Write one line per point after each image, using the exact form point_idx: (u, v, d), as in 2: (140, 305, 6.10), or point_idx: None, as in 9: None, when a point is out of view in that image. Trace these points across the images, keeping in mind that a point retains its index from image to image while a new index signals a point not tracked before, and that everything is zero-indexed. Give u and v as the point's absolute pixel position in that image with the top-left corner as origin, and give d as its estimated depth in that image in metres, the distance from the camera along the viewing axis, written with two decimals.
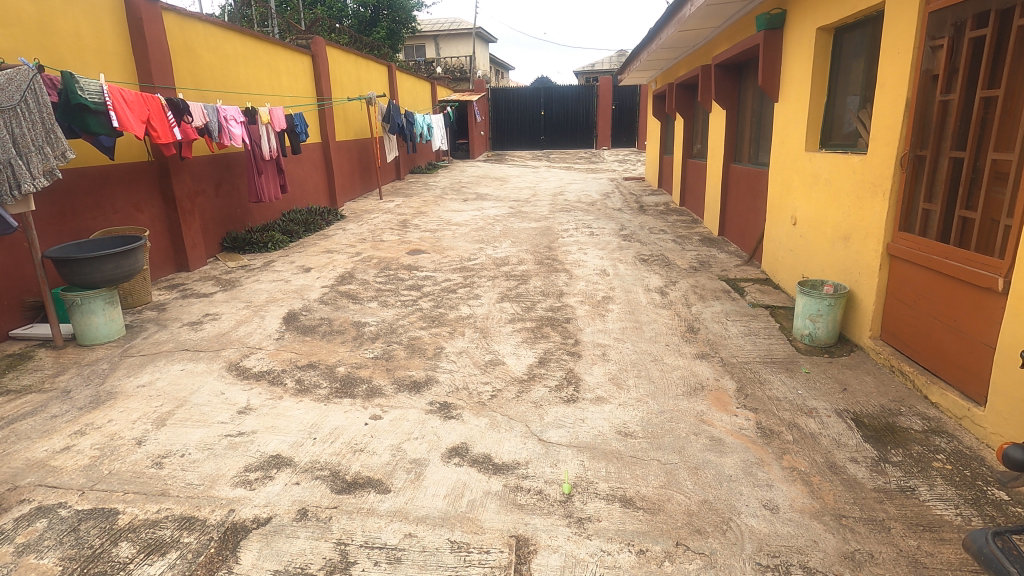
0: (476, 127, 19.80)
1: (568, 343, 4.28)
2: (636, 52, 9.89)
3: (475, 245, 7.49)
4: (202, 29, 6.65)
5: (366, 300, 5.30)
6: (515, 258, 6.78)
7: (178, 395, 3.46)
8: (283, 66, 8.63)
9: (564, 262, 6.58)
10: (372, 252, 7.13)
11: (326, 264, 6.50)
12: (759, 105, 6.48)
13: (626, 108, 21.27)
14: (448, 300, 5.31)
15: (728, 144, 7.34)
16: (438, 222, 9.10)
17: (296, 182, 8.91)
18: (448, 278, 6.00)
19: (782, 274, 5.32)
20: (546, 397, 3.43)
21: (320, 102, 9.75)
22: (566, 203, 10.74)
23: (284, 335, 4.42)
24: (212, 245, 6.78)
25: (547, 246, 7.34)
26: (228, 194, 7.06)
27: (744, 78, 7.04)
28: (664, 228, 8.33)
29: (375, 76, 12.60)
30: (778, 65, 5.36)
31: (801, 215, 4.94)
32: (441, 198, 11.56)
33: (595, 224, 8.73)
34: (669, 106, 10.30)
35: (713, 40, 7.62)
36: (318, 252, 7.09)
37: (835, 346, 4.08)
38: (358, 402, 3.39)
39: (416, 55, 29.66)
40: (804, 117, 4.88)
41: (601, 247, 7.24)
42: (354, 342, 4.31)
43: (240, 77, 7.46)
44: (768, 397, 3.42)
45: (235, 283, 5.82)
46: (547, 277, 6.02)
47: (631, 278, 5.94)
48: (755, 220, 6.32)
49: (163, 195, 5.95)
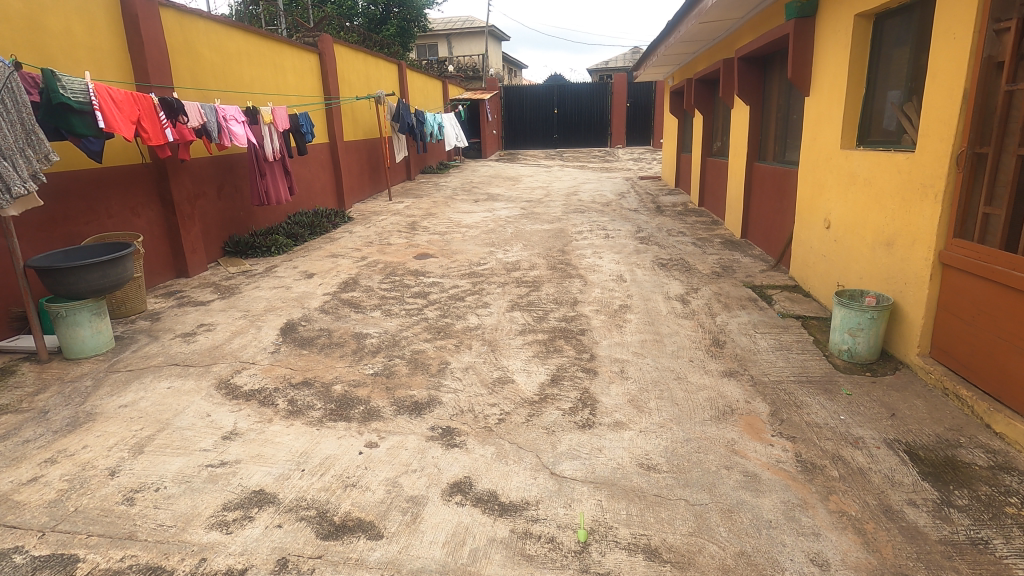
0: (488, 126, 19.51)
1: (582, 359, 3.96)
2: (653, 47, 9.52)
3: (486, 249, 7.19)
4: (204, 27, 6.44)
5: (370, 308, 5.03)
6: (527, 263, 6.47)
7: (160, 417, 3.20)
8: (289, 65, 8.40)
9: (578, 267, 6.26)
10: (378, 256, 6.87)
11: (330, 270, 6.25)
12: (786, 100, 6.10)
13: (641, 105, 20.86)
14: (455, 309, 5.02)
15: (752, 141, 6.96)
16: (447, 224, 8.82)
17: (303, 183, 8.69)
18: (456, 285, 5.71)
19: (814, 282, 4.95)
20: (559, 422, 3.12)
21: (328, 101, 9.53)
22: (580, 204, 10.40)
23: (280, 349, 4.16)
24: (213, 250, 6.55)
25: (560, 250, 7.01)
26: (231, 197, 6.84)
27: (769, 72, 6.66)
28: (682, 230, 7.96)
29: (384, 75, 12.36)
30: (809, 55, 4.98)
31: (836, 218, 4.57)
32: (452, 199, 11.28)
33: (610, 226, 8.38)
34: (688, 102, 9.92)
35: (736, 32, 7.23)
36: (323, 256, 6.85)
37: (877, 364, 3.71)
38: (353, 426, 3.10)
39: (428, 54, 29.46)
40: (839, 112, 4.51)
41: (616, 250, 6.90)
42: (354, 356, 4.03)
43: (244, 76, 7.25)
44: (807, 423, 3.07)
45: (234, 290, 5.58)
46: (560, 283, 5.70)
47: (650, 284, 5.59)
48: (782, 222, 5.94)
49: (161, 198, 5.72)
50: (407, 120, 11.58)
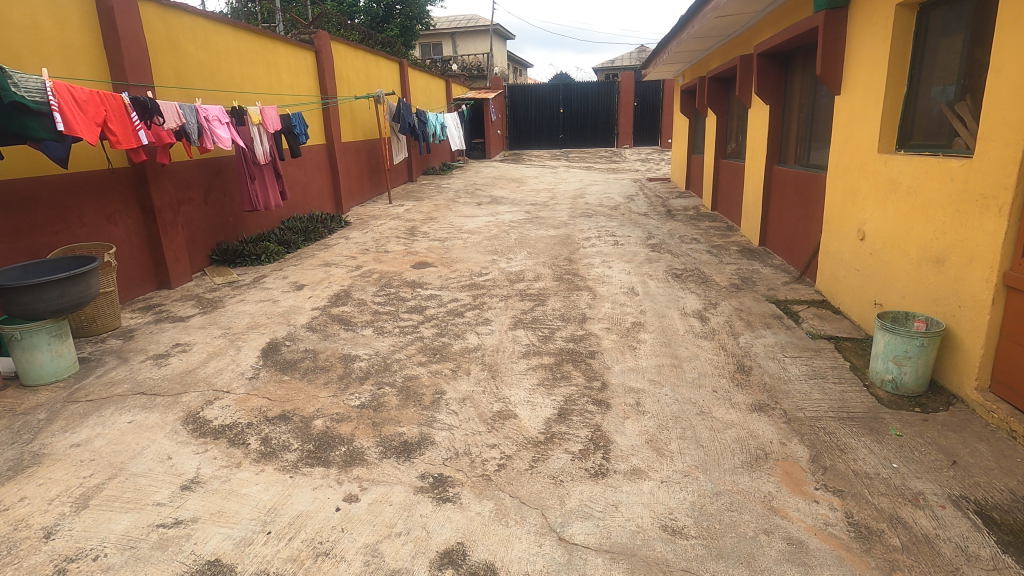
0: (492, 126, 19.12)
1: (593, 388, 3.55)
2: (664, 44, 9.09)
3: (488, 257, 6.79)
4: (190, 22, 6.09)
5: (360, 326, 4.64)
6: (531, 273, 6.07)
7: (114, 461, 2.81)
8: (282, 63, 8.02)
9: (586, 278, 5.85)
10: (374, 265, 6.48)
11: (322, 281, 5.86)
12: (812, 98, 5.67)
13: (648, 105, 20.42)
14: (453, 327, 4.62)
15: (772, 143, 6.53)
16: (448, 229, 8.43)
17: (297, 186, 8.31)
18: (455, 298, 5.32)
19: (846, 298, 4.53)
20: (567, 469, 2.71)
21: (325, 100, 9.16)
22: (587, 208, 9.98)
23: (260, 374, 3.77)
24: (199, 259, 6.19)
25: (566, 258, 6.60)
26: (219, 202, 6.46)
27: (791, 69, 6.23)
28: (696, 237, 7.54)
29: (385, 74, 12.00)
30: (841, 50, 4.55)
31: (872, 229, 4.15)
32: (454, 202, 10.88)
33: (619, 232, 7.97)
34: (700, 101, 9.49)
35: (754, 26, 6.80)
36: (315, 265, 6.47)
37: (926, 397, 3.29)
38: (332, 474, 2.70)
39: (432, 53, 29.10)
40: (876, 112, 4.08)
41: (627, 259, 6.49)
42: (339, 384, 3.64)
43: (233, 74, 6.88)
44: (855, 474, 2.65)
45: (217, 304, 5.20)
46: (567, 297, 5.30)
47: (664, 298, 5.18)
48: (807, 231, 5.53)
49: (141, 204, 5.36)
50: (407, 120, 11.20)
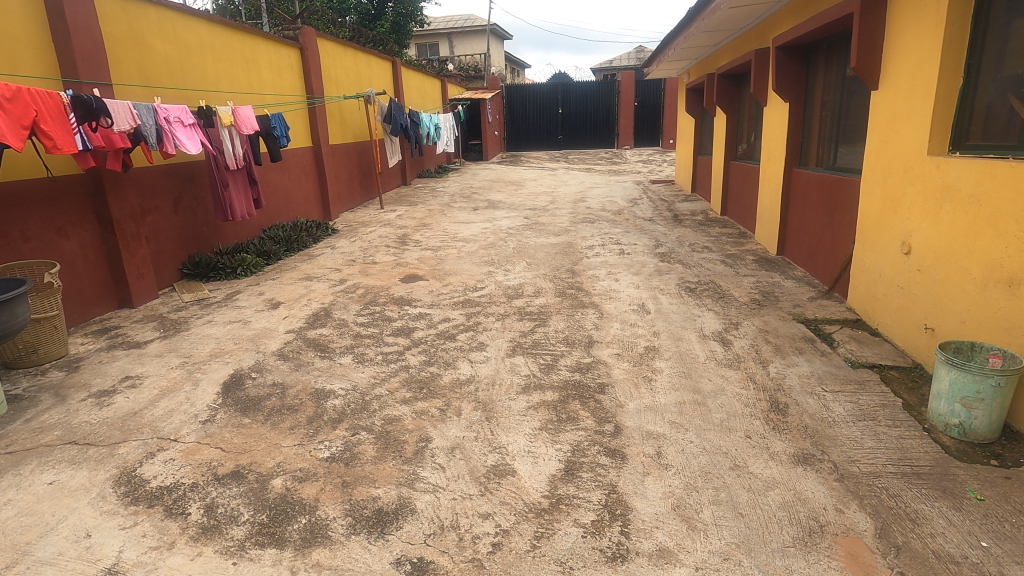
0: (490, 127, 18.57)
1: (604, 433, 3.03)
2: (670, 39, 8.58)
3: (484, 268, 6.27)
4: (155, 14, 5.56)
5: (339, 353, 4.10)
6: (531, 287, 5.55)
7: (18, 541, 2.28)
8: (263, 60, 7.50)
9: (591, 293, 5.33)
10: (359, 279, 5.96)
11: (300, 297, 5.33)
12: (841, 95, 5.15)
13: (649, 105, 19.95)
14: (443, 354, 4.08)
15: (791, 144, 6.02)
16: (441, 236, 7.90)
17: (280, 192, 7.80)
18: (447, 318, 4.79)
19: (887, 319, 4.03)
20: (577, 551, 2.19)
21: (311, 99, 8.63)
22: (589, 212, 9.47)
23: (216, 416, 3.24)
24: (167, 273, 5.65)
25: (569, 270, 6.08)
26: (190, 211, 5.92)
27: (813, 64, 5.73)
28: (707, 245, 7.03)
29: (377, 73, 11.48)
30: (879, 41, 4.04)
31: (920, 242, 3.65)
32: (449, 206, 10.36)
33: (624, 239, 7.45)
34: (708, 99, 8.99)
35: (770, 17, 6.30)
36: (296, 278, 5.95)
37: (1000, 445, 2.78)
38: (285, 560, 2.17)
39: (429, 54, 28.61)
40: (925, 108, 3.57)
41: (634, 271, 5.97)
42: (308, 429, 3.11)
43: (207, 72, 6.37)
44: (938, 557, 2.13)
45: (181, 326, 4.67)
46: (571, 316, 4.78)
47: (679, 317, 4.65)
48: (835, 241, 5.02)
49: (97, 215, 4.83)
50: (399, 121, 10.67)
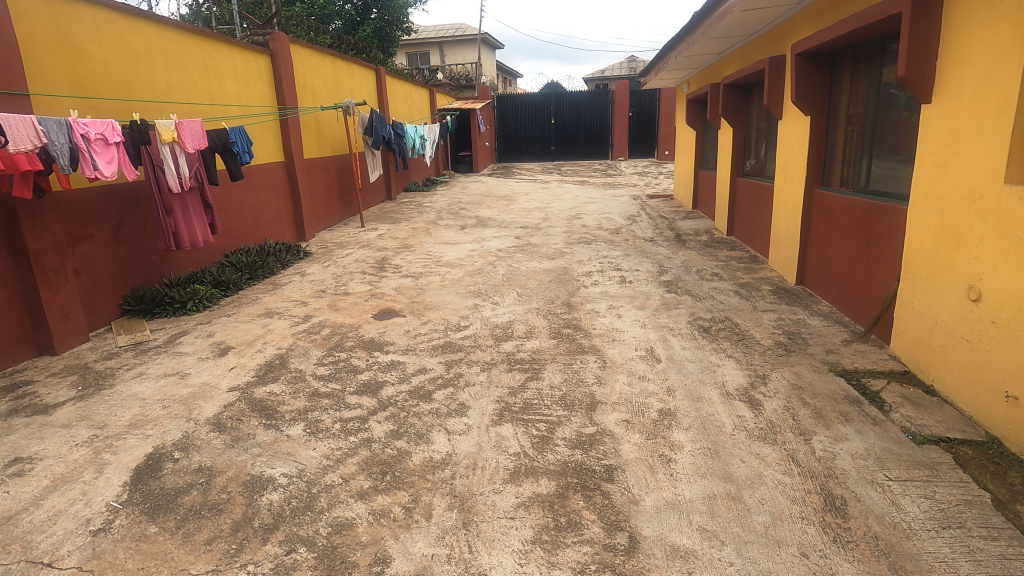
0: (480, 137, 17.92)
1: (615, 549, 2.32)
2: (672, 46, 7.98)
3: (469, 300, 5.58)
4: (92, 14, 4.87)
5: (287, 420, 3.37)
6: (523, 326, 4.85)
7: None
8: (226, 67, 6.81)
9: (591, 334, 4.66)
10: (327, 315, 5.24)
11: (255, 341, 4.60)
12: (876, 107, 4.54)
13: (644, 115, 19.48)
14: (415, 421, 3.37)
15: (813, 162, 5.39)
16: (424, 261, 7.20)
17: (246, 212, 7.08)
18: (423, 369, 4.08)
19: (948, 377, 3.36)
20: None
21: (283, 110, 7.96)
22: (585, 231, 8.81)
23: (114, 523, 2.51)
24: (104, 309, 4.91)
25: (565, 303, 5.41)
26: (133, 237, 5.19)
27: (838, 74, 5.12)
28: (717, 272, 6.37)
29: (359, 82, 10.83)
30: (933, 46, 3.42)
31: (993, 288, 2.99)
32: (435, 224, 9.67)
33: (625, 264, 6.78)
34: (712, 111, 8.40)
35: (786, 21, 5.71)
36: (254, 315, 5.21)
37: None
38: None
39: (420, 63, 28.08)
40: (1001, 128, 2.93)
41: (638, 305, 5.30)
42: (229, 544, 2.37)
43: (157, 80, 5.67)
44: None
45: (105, 380, 3.92)
46: (568, 364, 4.10)
47: (695, 368, 3.97)
48: (873, 276, 4.37)
49: (12, 248, 4.09)
50: (381, 133, 10.01)
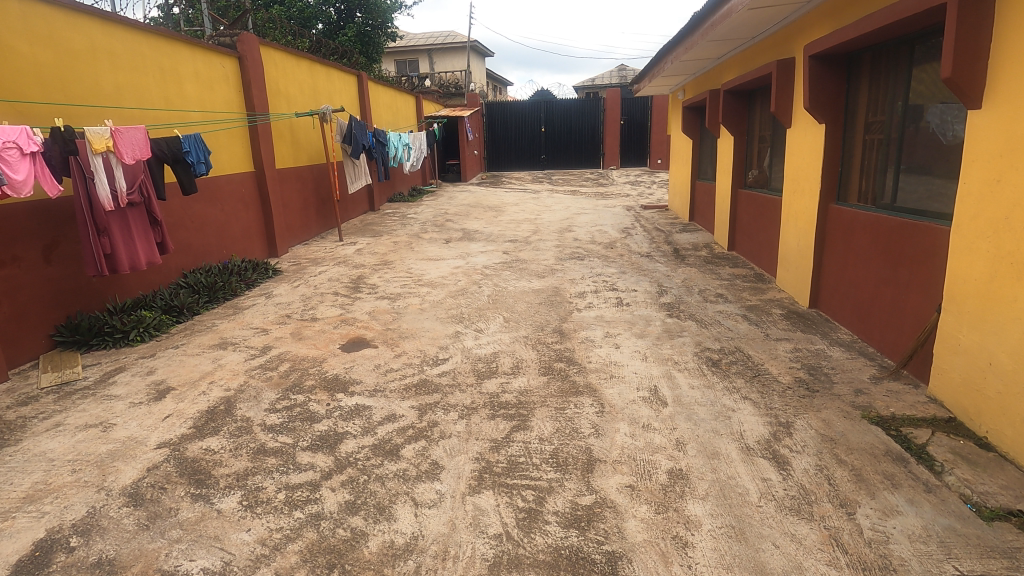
0: (469, 146, 17.42)
1: None
2: (669, 50, 7.53)
3: (450, 327, 5.02)
4: (21, 7, 4.28)
5: (221, 489, 2.79)
6: (509, 359, 4.29)
7: None
8: (185, 70, 6.23)
9: (586, 368, 4.11)
10: (288, 346, 4.65)
11: (201, 379, 4.00)
12: (902, 114, 4.06)
13: (636, 123, 19.07)
14: (377, 488, 2.80)
15: (827, 174, 4.92)
16: (403, 280, 6.62)
17: (208, 227, 6.48)
18: (391, 416, 3.49)
19: (1007, 430, 2.85)
20: None
21: (252, 117, 7.38)
22: (578, 246, 8.29)
23: None
24: (32, 341, 4.29)
25: (556, 330, 4.86)
26: (70, 258, 4.58)
27: (855, 77, 4.65)
28: (721, 292, 5.85)
29: (339, 88, 10.30)
30: (982, 43, 2.93)
31: None
32: (418, 238, 9.10)
33: (621, 283, 6.26)
34: (711, 118, 7.94)
35: (796, 21, 5.26)
36: (206, 347, 4.60)
37: None
38: None
39: (408, 70, 27.62)
40: None
41: (638, 332, 4.77)
42: None
43: (103, 83, 5.09)
44: None
45: (12, 434, 3.30)
46: (560, 408, 3.55)
47: (707, 413, 3.43)
48: (904, 305, 3.86)
49: None
50: (361, 142, 9.44)
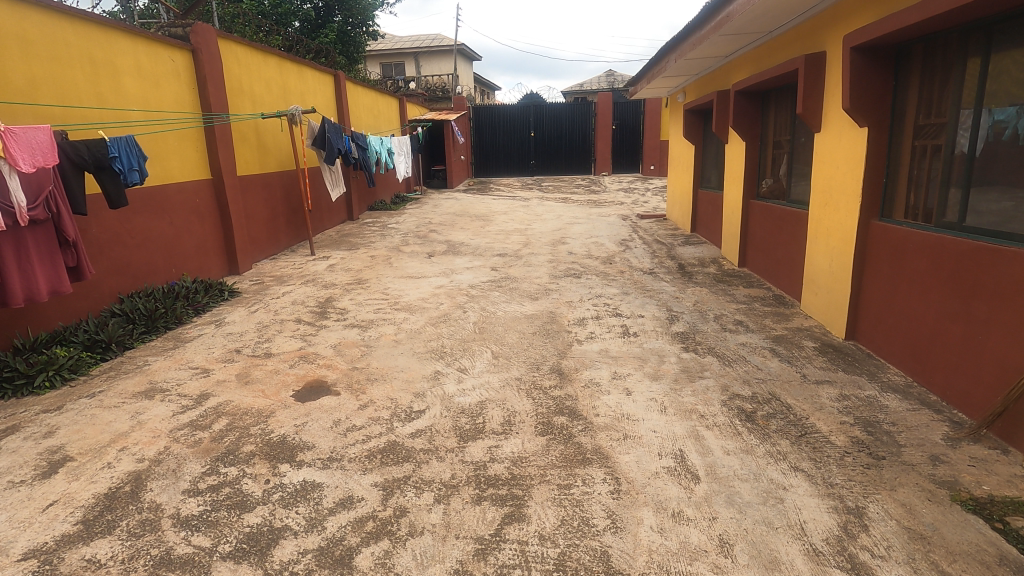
0: (455, 150, 16.12)
1: None
2: (673, 46, 6.84)
3: (428, 365, 4.23)
4: None
5: None
6: (498, 412, 3.51)
7: None
8: (124, 63, 5.39)
9: (594, 425, 3.35)
10: (230, 392, 3.83)
11: (109, 445, 3.16)
12: (970, 114, 3.37)
13: (628, 127, 18.38)
14: None
15: (869, 186, 4.22)
16: (377, 303, 5.83)
17: (152, 243, 5.63)
18: (348, 501, 2.70)
19: None
20: None
21: (208, 118, 6.56)
22: (573, 261, 7.55)
23: None
24: None
25: (554, 370, 4.09)
26: None
27: (904, 73, 3.97)
28: (740, 319, 5.12)
29: (312, 88, 9.49)
30: None
31: None
32: (398, 251, 8.30)
33: (625, 307, 5.52)
34: (719, 122, 7.26)
35: (828, 9, 4.58)
36: (127, 396, 3.76)
37: None
38: None
39: (393, 73, 26.77)
40: None
41: (650, 373, 4.02)
42: None
43: (12, 74, 4.24)
44: None
45: None
46: (564, 486, 2.78)
47: (752, 494, 2.68)
48: (982, 348, 3.15)
49: None
50: (336, 146, 8.63)
